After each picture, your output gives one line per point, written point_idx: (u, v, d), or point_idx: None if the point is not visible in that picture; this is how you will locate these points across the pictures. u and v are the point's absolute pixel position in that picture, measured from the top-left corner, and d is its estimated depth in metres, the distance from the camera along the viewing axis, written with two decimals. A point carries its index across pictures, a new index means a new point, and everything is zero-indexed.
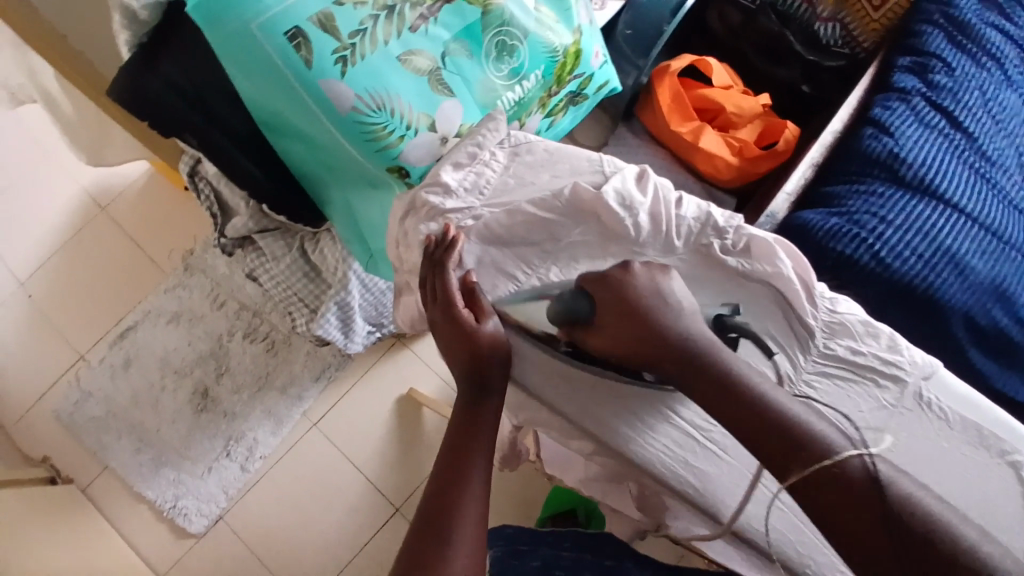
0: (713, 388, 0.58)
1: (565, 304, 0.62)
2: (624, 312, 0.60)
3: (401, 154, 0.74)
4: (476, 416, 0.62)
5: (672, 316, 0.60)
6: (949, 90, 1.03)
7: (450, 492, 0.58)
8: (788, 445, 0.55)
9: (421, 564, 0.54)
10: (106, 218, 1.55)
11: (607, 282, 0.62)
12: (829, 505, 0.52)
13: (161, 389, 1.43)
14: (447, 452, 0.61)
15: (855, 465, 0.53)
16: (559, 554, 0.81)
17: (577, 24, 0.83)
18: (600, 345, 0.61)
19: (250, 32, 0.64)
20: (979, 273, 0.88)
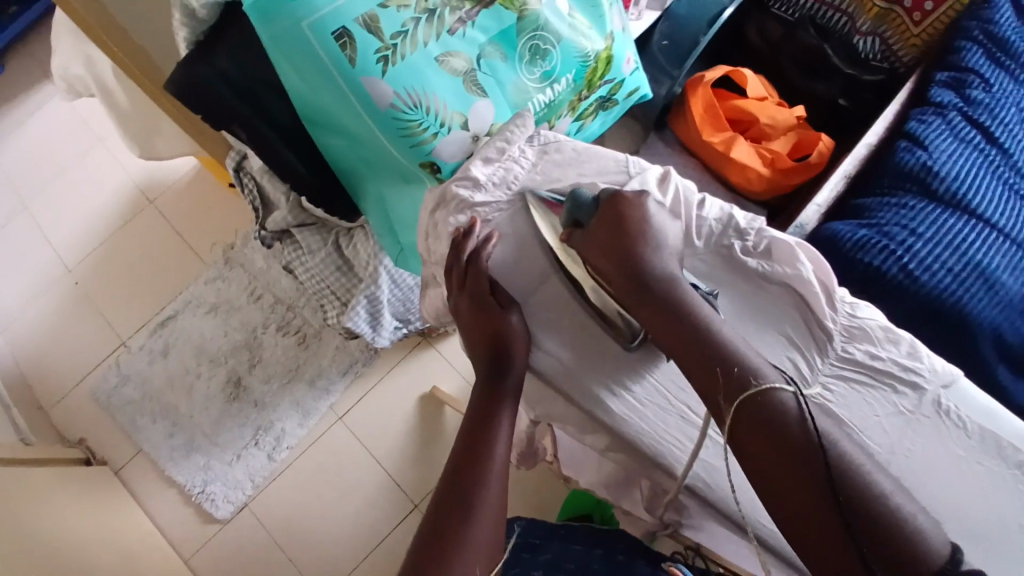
0: (670, 327, 0.61)
1: (575, 197, 0.67)
2: (609, 232, 0.64)
3: (434, 150, 0.78)
4: (497, 398, 0.64)
5: (648, 249, 0.64)
6: (985, 105, 1.02)
7: (472, 468, 0.60)
8: (729, 386, 0.57)
9: (444, 535, 0.56)
10: (153, 210, 1.62)
11: (608, 199, 0.66)
12: (760, 445, 0.55)
13: (196, 377, 1.48)
14: (466, 430, 0.63)
15: (787, 402, 0.56)
16: (569, 548, 0.82)
17: (610, 31, 0.85)
18: (593, 247, 0.65)
19: (302, 31, 0.68)
20: (1009, 289, 0.86)
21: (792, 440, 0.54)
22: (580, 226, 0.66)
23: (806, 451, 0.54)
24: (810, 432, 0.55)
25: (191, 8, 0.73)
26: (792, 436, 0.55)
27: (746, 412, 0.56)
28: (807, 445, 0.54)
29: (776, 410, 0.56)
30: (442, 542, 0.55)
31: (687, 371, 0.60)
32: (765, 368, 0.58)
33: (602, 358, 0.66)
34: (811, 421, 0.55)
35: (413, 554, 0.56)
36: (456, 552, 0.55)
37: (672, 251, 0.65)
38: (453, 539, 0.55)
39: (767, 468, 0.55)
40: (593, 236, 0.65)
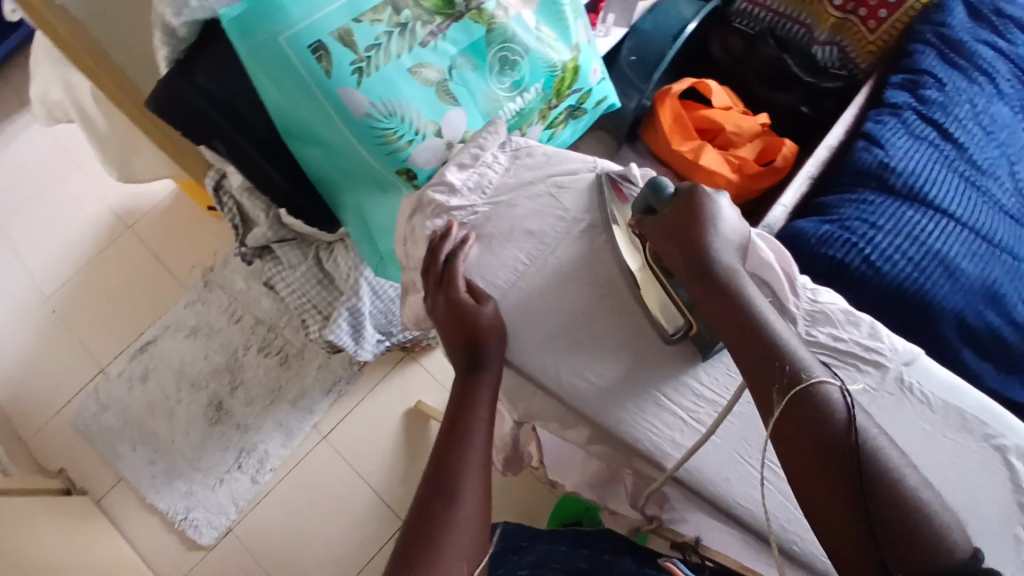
0: (726, 316, 0.60)
1: (655, 184, 0.66)
2: (681, 219, 0.64)
3: (409, 157, 0.80)
4: (475, 386, 0.63)
5: (716, 238, 0.62)
6: (939, 104, 1.07)
7: (454, 452, 0.58)
8: (777, 379, 0.56)
9: (430, 517, 0.54)
10: (131, 236, 1.62)
11: (689, 191, 0.65)
12: (788, 432, 0.55)
13: (176, 401, 1.47)
14: (450, 415, 0.62)
15: (833, 399, 0.54)
16: (554, 548, 0.83)
17: (576, 42, 0.88)
18: (656, 234, 0.65)
19: (279, 44, 0.70)
20: (970, 275, 0.89)
21: (824, 428, 0.53)
22: (653, 213, 0.66)
23: (837, 438, 0.53)
24: (850, 431, 0.53)
25: (171, 27, 0.76)
26: (829, 425, 0.53)
27: (790, 403, 0.55)
28: (842, 436, 0.53)
29: (819, 401, 0.54)
30: (428, 525, 0.53)
31: (739, 359, 0.59)
32: (813, 364, 0.56)
33: (579, 352, 0.68)
34: (854, 418, 0.53)
35: (401, 540, 0.54)
36: (443, 535, 0.53)
37: (736, 242, 0.64)
38: (440, 522, 0.53)
39: (805, 462, 0.54)
40: (666, 224, 0.64)
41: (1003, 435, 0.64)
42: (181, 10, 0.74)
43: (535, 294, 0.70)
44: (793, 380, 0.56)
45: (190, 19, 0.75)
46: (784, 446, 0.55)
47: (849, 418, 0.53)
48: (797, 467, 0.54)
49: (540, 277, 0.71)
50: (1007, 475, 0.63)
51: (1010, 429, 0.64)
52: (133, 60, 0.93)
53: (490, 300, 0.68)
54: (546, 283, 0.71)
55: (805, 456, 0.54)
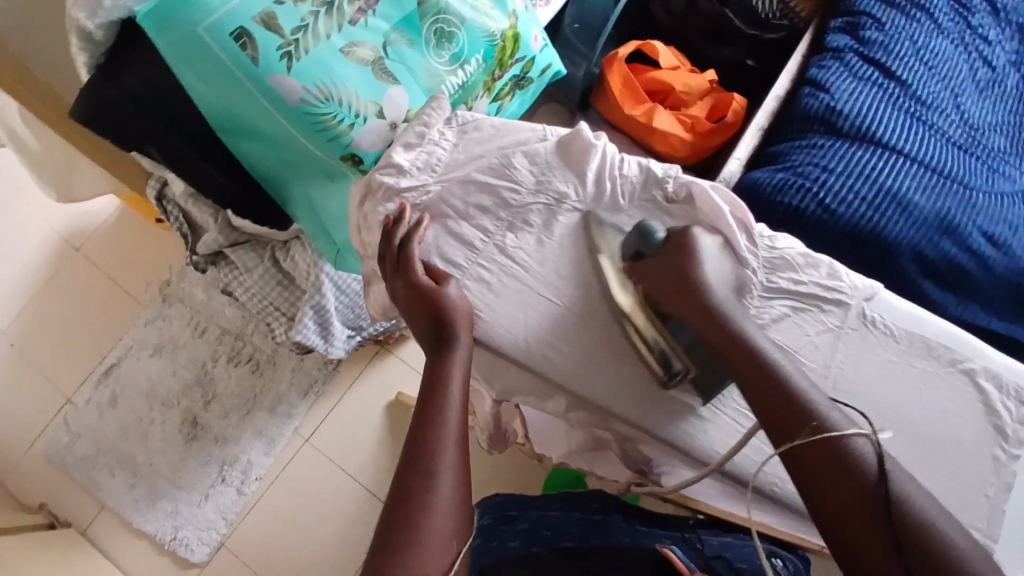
0: (743, 359, 0.60)
1: (643, 229, 0.66)
2: (676, 264, 0.64)
3: (352, 141, 0.78)
4: (443, 364, 0.62)
5: (712, 279, 0.63)
6: (880, 44, 1.08)
7: (427, 431, 0.57)
8: (803, 420, 0.56)
9: (409, 499, 0.53)
10: (80, 259, 1.55)
11: (679, 234, 0.65)
12: (814, 481, 0.54)
13: (150, 422, 1.42)
14: (422, 392, 0.61)
15: (860, 448, 0.54)
16: (545, 514, 0.83)
17: (513, 9, 0.86)
18: (652, 279, 0.65)
19: (199, 35, 0.68)
20: (923, 208, 0.91)
21: (854, 474, 0.53)
22: (643, 259, 0.66)
23: (865, 481, 0.53)
24: (878, 480, 0.53)
25: (87, 30, 0.73)
26: (861, 470, 0.53)
27: (819, 447, 0.54)
28: (871, 481, 0.53)
29: (847, 449, 0.54)
30: (407, 508, 0.53)
31: (764, 409, 0.58)
32: (830, 411, 0.56)
33: (546, 322, 0.67)
34: (884, 468, 0.53)
35: (382, 524, 0.53)
36: (425, 517, 0.52)
37: (726, 282, 0.65)
38: (420, 503, 0.53)
39: (834, 509, 0.53)
40: (661, 269, 0.64)
41: (970, 359, 0.66)
42: (95, 12, 0.71)
43: (498, 270, 0.69)
44: (817, 429, 0.55)
45: (106, 20, 0.72)
46: (809, 491, 0.54)
47: (874, 463, 0.53)
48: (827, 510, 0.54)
49: (500, 253, 0.70)
50: (974, 394, 0.65)
51: (974, 352, 0.66)
52: (53, 70, 0.89)
53: (452, 281, 0.67)
54: (507, 258, 0.70)
55: (834, 501, 0.53)
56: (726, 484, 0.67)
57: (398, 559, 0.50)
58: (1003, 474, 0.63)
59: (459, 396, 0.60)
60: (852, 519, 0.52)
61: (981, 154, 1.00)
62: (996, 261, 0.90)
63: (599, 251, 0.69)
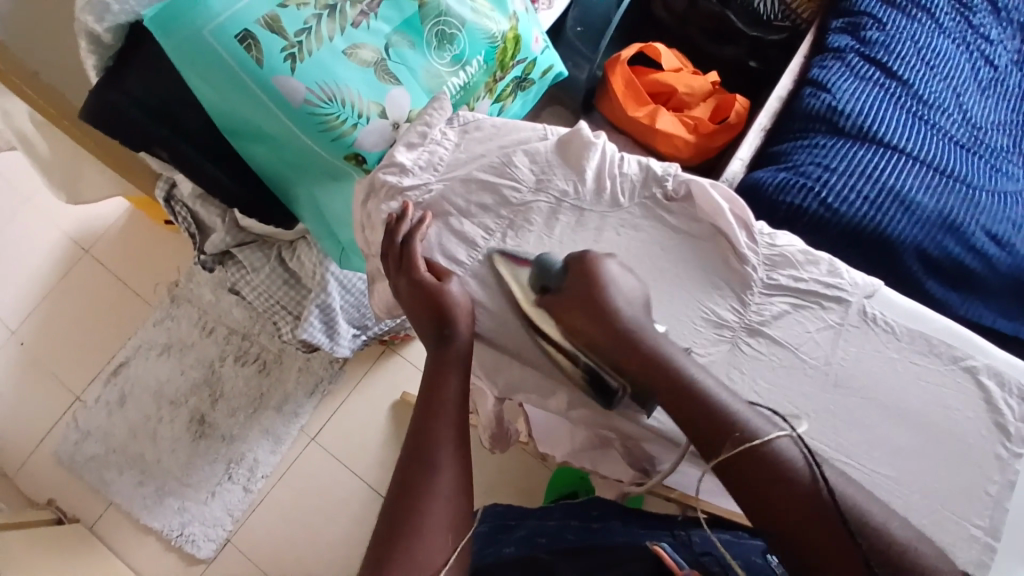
0: (660, 379, 0.60)
1: (542, 263, 0.67)
2: (582, 294, 0.64)
3: (355, 141, 0.79)
4: (446, 360, 0.63)
5: (621, 303, 0.63)
6: (881, 44, 1.08)
7: (429, 424, 0.58)
8: (724, 429, 0.57)
9: (410, 491, 0.55)
10: (90, 260, 1.58)
11: (579, 261, 0.65)
12: (761, 498, 0.54)
13: (158, 420, 1.44)
14: (424, 387, 0.62)
15: (785, 447, 0.56)
16: (544, 524, 0.83)
17: (513, 11, 0.88)
18: (564, 310, 0.64)
19: (204, 38, 0.70)
20: (925, 207, 0.91)
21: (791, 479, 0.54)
22: (550, 292, 0.66)
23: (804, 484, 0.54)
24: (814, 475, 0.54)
25: (96, 34, 0.75)
26: (794, 474, 0.54)
27: (746, 453, 0.55)
28: (806, 477, 0.54)
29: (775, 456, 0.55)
30: (409, 501, 0.54)
31: (691, 431, 0.59)
32: (749, 416, 0.58)
33: None
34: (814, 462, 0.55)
35: (385, 516, 0.55)
36: (425, 508, 0.54)
37: (643, 313, 0.64)
38: (421, 495, 0.54)
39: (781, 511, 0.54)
40: (568, 300, 0.64)
41: (972, 356, 0.66)
42: (103, 16, 0.73)
43: (499, 267, 0.70)
44: (740, 440, 0.56)
45: (114, 24, 0.74)
46: (754, 501, 0.55)
47: (803, 458, 0.55)
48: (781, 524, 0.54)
49: (501, 250, 0.71)
50: (975, 391, 0.65)
51: (975, 348, 0.66)
52: (63, 73, 0.91)
53: (453, 277, 0.68)
54: (508, 255, 0.70)
55: (786, 512, 0.53)
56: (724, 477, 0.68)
57: (400, 551, 0.51)
58: (1007, 473, 0.63)
59: (460, 390, 0.61)
60: (800, 518, 0.53)
61: (984, 153, 1.00)
62: (1001, 260, 0.89)
63: (508, 283, 0.68)
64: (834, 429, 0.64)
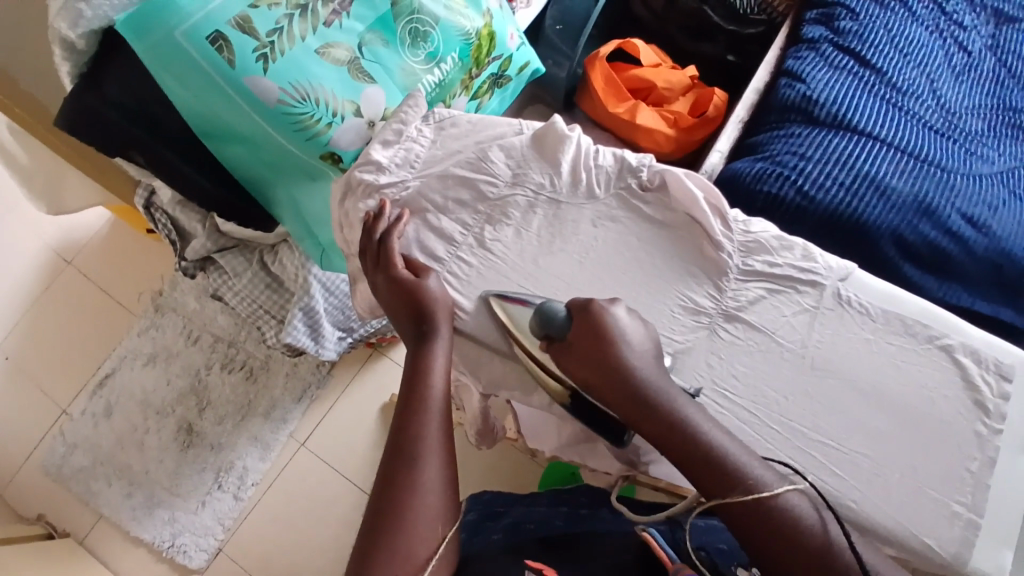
0: (665, 431, 0.59)
1: (546, 313, 0.63)
2: (591, 346, 0.61)
3: (331, 140, 0.79)
4: (427, 355, 0.62)
5: (631, 356, 0.60)
6: (855, 33, 1.10)
7: (412, 417, 0.58)
8: (733, 482, 0.56)
9: (395, 484, 0.55)
10: (73, 271, 1.57)
11: (582, 310, 0.63)
12: (769, 541, 0.54)
13: (145, 430, 1.43)
14: (406, 380, 0.62)
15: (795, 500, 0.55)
16: (533, 510, 0.84)
17: (487, 8, 0.88)
18: (573, 362, 0.61)
19: (177, 40, 0.70)
20: (900, 192, 0.92)
21: (802, 526, 0.54)
22: (555, 343, 0.62)
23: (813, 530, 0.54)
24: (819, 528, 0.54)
25: (70, 40, 0.75)
26: (805, 522, 0.54)
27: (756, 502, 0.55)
28: (814, 532, 0.54)
29: (787, 504, 0.55)
30: (394, 493, 0.54)
31: (699, 482, 0.58)
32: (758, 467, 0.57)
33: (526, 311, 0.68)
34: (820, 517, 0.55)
35: (371, 510, 0.55)
36: (411, 500, 0.54)
37: (653, 359, 0.62)
38: (406, 488, 0.54)
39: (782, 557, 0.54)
40: (576, 356, 0.61)
41: (947, 335, 0.67)
42: (76, 22, 0.72)
43: (479, 263, 0.70)
44: (752, 488, 0.55)
45: (87, 30, 0.73)
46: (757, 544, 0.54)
47: (811, 513, 0.55)
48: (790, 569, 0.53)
49: (479, 246, 0.71)
50: (951, 369, 0.66)
51: (948, 327, 0.68)
52: (39, 82, 0.91)
53: (431, 273, 0.68)
54: (486, 250, 0.71)
55: (792, 556, 0.53)
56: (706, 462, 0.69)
57: (387, 543, 0.52)
58: (986, 449, 0.64)
59: (442, 382, 0.61)
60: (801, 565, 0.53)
61: (958, 138, 1.01)
62: (977, 242, 0.90)
63: (507, 326, 0.66)
64: (814, 413, 0.65)
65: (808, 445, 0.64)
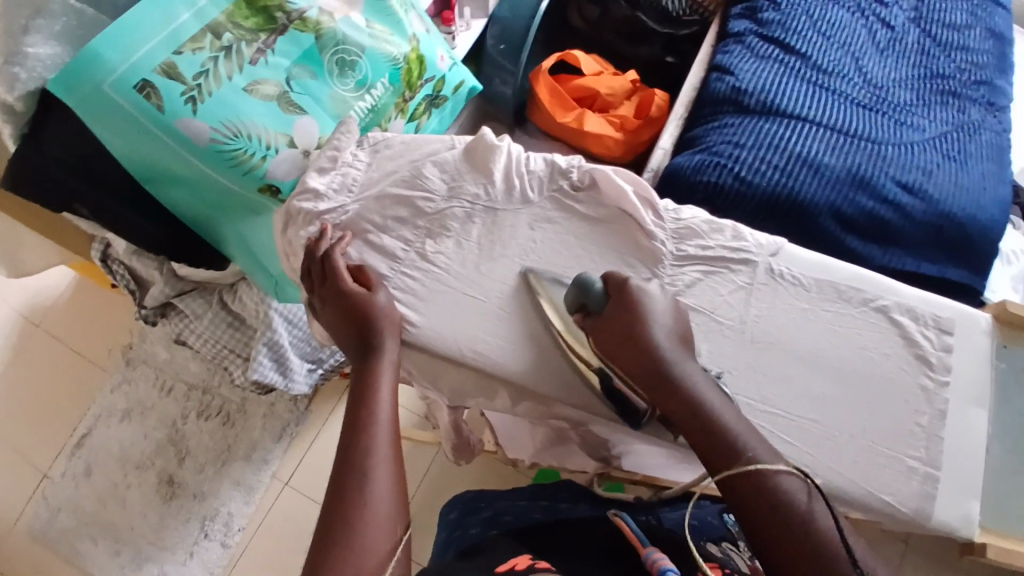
0: (677, 404, 0.60)
1: (584, 283, 0.66)
2: (621, 324, 0.63)
3: (267, 172, 0.81)
4: (373, 368, 0.64)
5: (657, 334, 0.62)
6: (777, 23, 1.15)
7: (359, 428, 0.60)
8: (719, 446, 0.58)
9: (343, 493, 0.56)
10: (41, 334, 1.56)
11: (619, 286, 0.65)
12: (761, 519, 0.54)
13: (127, 486, 1.41)
14: (354, 391, 0.63)
15: (785, 485, 0.55)
16: (511, 502, 0.85)
17: (412, 33, 0.92)
18: (604, 334, 0.63)
19: (105, 91, 0.72)
20: (833, 168, 0.96)
21: (788, 513, 0.53)
22: (592, 315, 0.65)
23: (799, 520, 0.53)
24: (805, 513, 0.53)
25: (7, 102, 0.76)
26: (793, 511, 0.53)
27: (745, 479, 0.55)
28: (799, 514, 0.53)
29: (778, 492, 0.54)
30: (344, 502, 0.55)
31: (701, 452, 0.59)
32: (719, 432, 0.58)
33: (475, 316, 0.70)
34: (811, 502, 0.54)
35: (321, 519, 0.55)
36: (359, 508, 0.55)
37: (671, 340, 0.62)
38: (357, 497, 0.55)
39: (770, 534, 0.54)
40: (609, 332, 0.63)
41: (883, 297, 0.70)
42: (12, 85, 0.74)
43: (424, 277, 0.72)
44: (750, 461, 0.56)
45: (24, 92, 0.75)
46: (748, 519, 0.55)
47: (802, 499, 0.54)
48: (775, 552, 0.54)
49: (422, 259, 0.73)
50: (889, 327, 0.69)
51: (882, 289, 0.70)
52: None
53: (381, 288, 0.69)
54: (428, 262, 0.73)
55: (782, 534, 0.53)
56: (662, 449, 0.71)
57: (338, 549, 0.53)
58: (934, 402, 0.67)
59: (389, 402, 0.62)
60: (788, 543, 0.53)
61: (888, 110, 1.06)
62: (914, 207, 0.94)
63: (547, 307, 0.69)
64: (760, 385, 0.67)
65: (758, 416, 0.66)
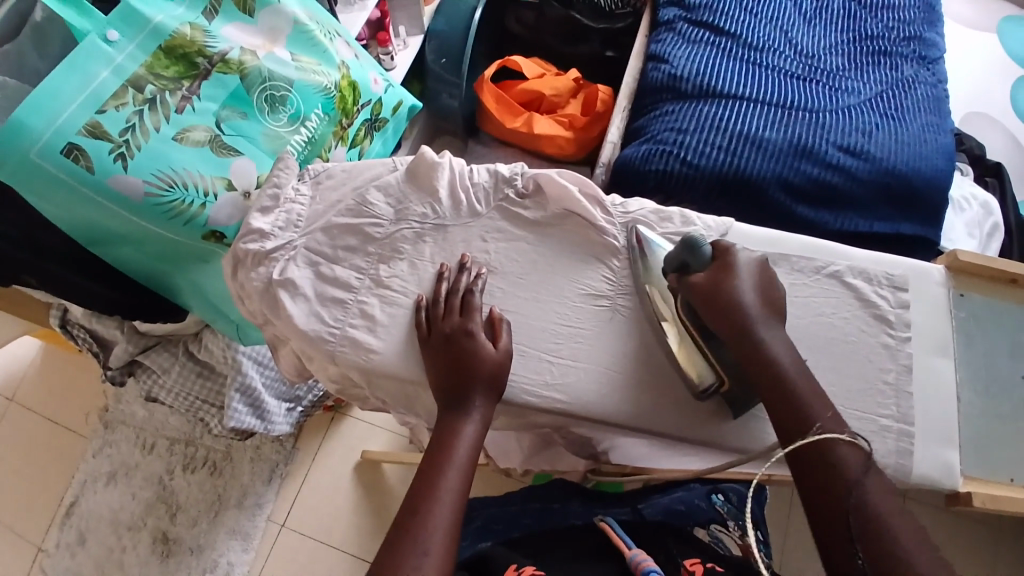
0: (762, 371, 0.62)
1: (692, 243, 0.65)
2: (721, 287, 0.63)
3: (208, 219, 0.81)
4: (469, 359, 0.65)
5: (750, 300, 0.63)
6: (704, 6, 1.17)
7: (447, 428, 0.63)
8: (802, 422, 0.60)
9: (419, 493, 0.59)
10: (12, 407, 1.51)
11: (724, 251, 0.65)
12: (820, 480, 0.57)
13: (122, 550, 1.36)
14: (445, 380, 0.65)
15: (846, 456, 0.58)
16: (504, 509, 0.81)
17: (340, 61, 0.94)
18: (705, 294, 0.64)
19: (32, 160, 0.69)
20: (774, 141, 0.98)
21: (840, 478, 0.57)
22: (690, 273, 0.65)
23: (847, 484, 0.56)
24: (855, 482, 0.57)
25: None
26: (846, 478, 0.57)
27: (819, 443, 0.58)
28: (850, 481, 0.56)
29: (839, 461, 0.57)
30: (413, 501, 0.59)
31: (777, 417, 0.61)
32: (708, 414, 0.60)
33: None
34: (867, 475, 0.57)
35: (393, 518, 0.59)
36: (425, 511, 0.58)
37: (761, 306, 0.64)
38: (426, 498, 0.59)
39: (815, 492, 0.57)
40: (707, 293, 0.64)
41: (834, 263, 0.71)
42: None
43: (382, 303, 0.71)
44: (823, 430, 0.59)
45: None
46: (800, 478, 0.58)
47: (858, 470, 0.57)
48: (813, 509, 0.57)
49: (377, 285, 0.72)
50: (844, 292, 0.70)
51: (834, 255, 0.71)
52: None
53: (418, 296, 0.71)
54: (383, 287, 0.72)
55: (824, 496, 0.57)
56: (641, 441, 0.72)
57: (403, 547, 0.55)
58: (898, 358, 0.68)
59: (473, 428, 0.63)
60: (825, 501, 0.56)
61: (822, 77, 1.07)
62: (859, 169, 0.96)
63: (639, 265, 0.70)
64: None
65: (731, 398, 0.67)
